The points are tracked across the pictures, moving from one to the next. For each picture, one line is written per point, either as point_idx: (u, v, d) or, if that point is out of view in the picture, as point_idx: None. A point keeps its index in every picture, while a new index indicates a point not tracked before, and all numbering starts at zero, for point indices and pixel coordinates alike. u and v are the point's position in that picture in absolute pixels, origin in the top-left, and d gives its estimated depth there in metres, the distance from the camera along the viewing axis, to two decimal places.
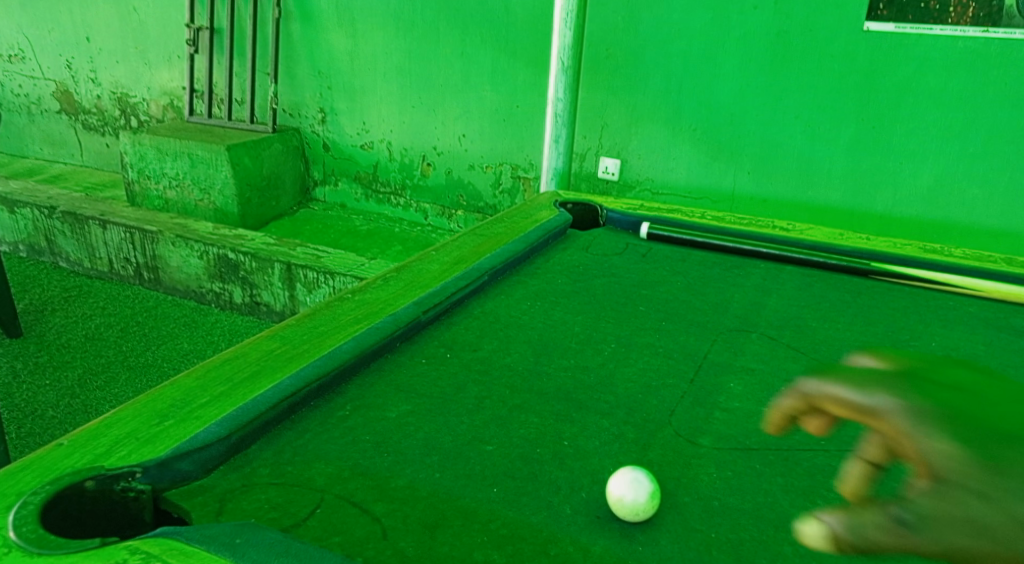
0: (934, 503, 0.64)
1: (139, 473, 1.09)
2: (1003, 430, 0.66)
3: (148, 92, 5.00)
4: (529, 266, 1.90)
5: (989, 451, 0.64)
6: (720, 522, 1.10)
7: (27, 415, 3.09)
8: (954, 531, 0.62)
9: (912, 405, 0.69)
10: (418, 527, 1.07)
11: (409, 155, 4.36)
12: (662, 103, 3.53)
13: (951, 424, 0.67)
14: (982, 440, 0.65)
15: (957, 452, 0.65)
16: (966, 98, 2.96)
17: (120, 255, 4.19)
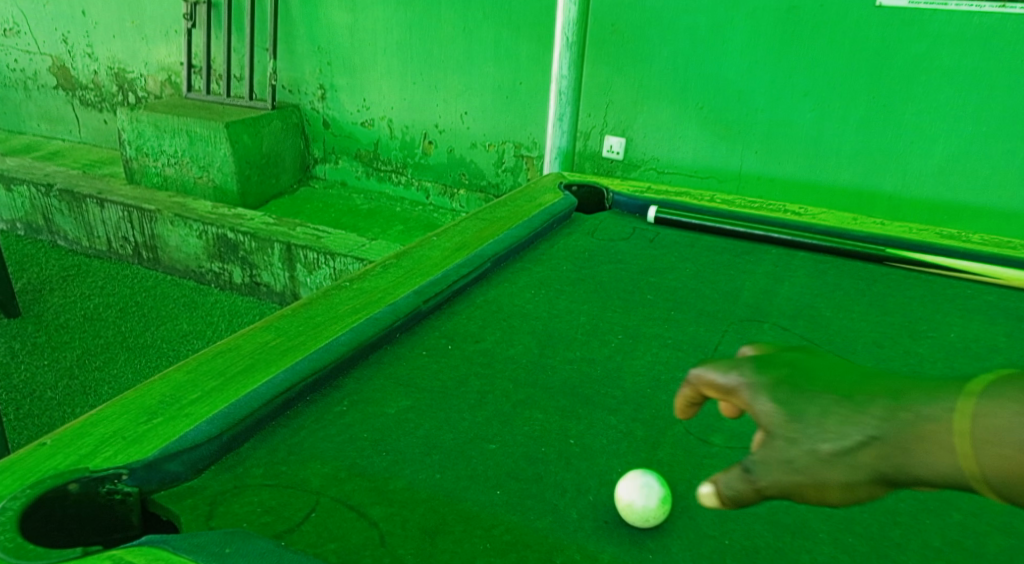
0: (765, 453, 0.82)
1: (126, 475, 1.04)
2: (821, 389, 0.83)
3: (145, 68, 4.91)
4: (533, 252, 1.84)
5: (801, 406, 0.82)
6: (733, 528, 1.05)
7: (25, 396, 3.05)
8: (782, 473, 0.81)
9: (756, 380, 0.86)
10: (418, 533, 1.02)
11: (410, 132, 4.28)
12: (669, 80, 3.44)
13: (777, 390, 0.84)
14: (799, 399, 0.82)
15: (781, 411, 0.82)
16: (982, 76, 2.88)
17: (118, 234, 4.13)
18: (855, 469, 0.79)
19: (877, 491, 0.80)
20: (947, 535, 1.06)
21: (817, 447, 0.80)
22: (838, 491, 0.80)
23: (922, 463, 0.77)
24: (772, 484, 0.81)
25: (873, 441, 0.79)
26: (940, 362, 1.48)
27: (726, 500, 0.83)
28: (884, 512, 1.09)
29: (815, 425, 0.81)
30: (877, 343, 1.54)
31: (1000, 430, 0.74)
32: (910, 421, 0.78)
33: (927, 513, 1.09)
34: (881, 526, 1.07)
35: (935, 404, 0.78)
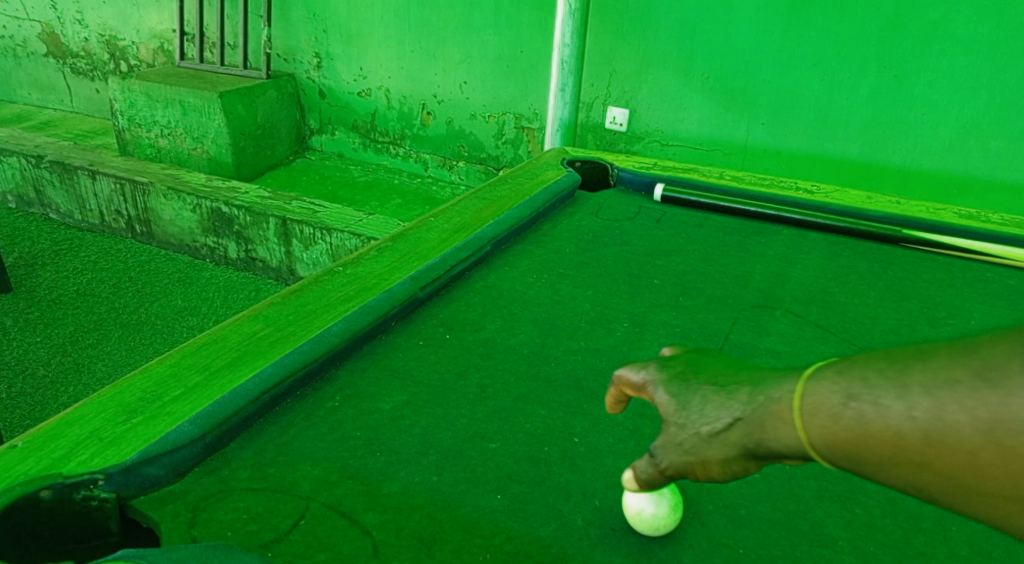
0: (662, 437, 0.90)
1: (101, 480, 0.97)
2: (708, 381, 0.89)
3: (137, 35, 4.78)
4: (535, 234, 1.77)
5: (689, 396, 0.89)
6: (747, 535, 1.00)
7: (17, 373, 3.00)
8: (675, 456, 0.89)
9: (655, 377, 0.93)
10: (413, 542, 0.96)
11: (408, 103, 4.17)
12: (674, 49, 3.33)
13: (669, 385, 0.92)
14: (685, 391, 0.89)
15: (672, 403, 0.90)
16: (997, 45, 2.77)
17: (111, 208, 4.04)
18: (727, 447, 0.84)
19: (751, 465, 0.85)
20: (974, 544, 1.00)
21: (699, 431, 0.86)
22: (717, 468, 0.86)
23: (773, 438, 0.81)
24: (671, 466, 0.89)
25: (738, 422, 0.83)
26: None
27: (640, 482, 0.93)
28: (907, 519, 1.03)
29: (696, 411, 0.87)
30: (895, 331, 1.47)
31: (819, 404, 0.77)
32: (762, 403, 0.82)
33: (951, 519, 1.03)
34: (904, 533, 1.01)
35: (783, 386, 0.81)
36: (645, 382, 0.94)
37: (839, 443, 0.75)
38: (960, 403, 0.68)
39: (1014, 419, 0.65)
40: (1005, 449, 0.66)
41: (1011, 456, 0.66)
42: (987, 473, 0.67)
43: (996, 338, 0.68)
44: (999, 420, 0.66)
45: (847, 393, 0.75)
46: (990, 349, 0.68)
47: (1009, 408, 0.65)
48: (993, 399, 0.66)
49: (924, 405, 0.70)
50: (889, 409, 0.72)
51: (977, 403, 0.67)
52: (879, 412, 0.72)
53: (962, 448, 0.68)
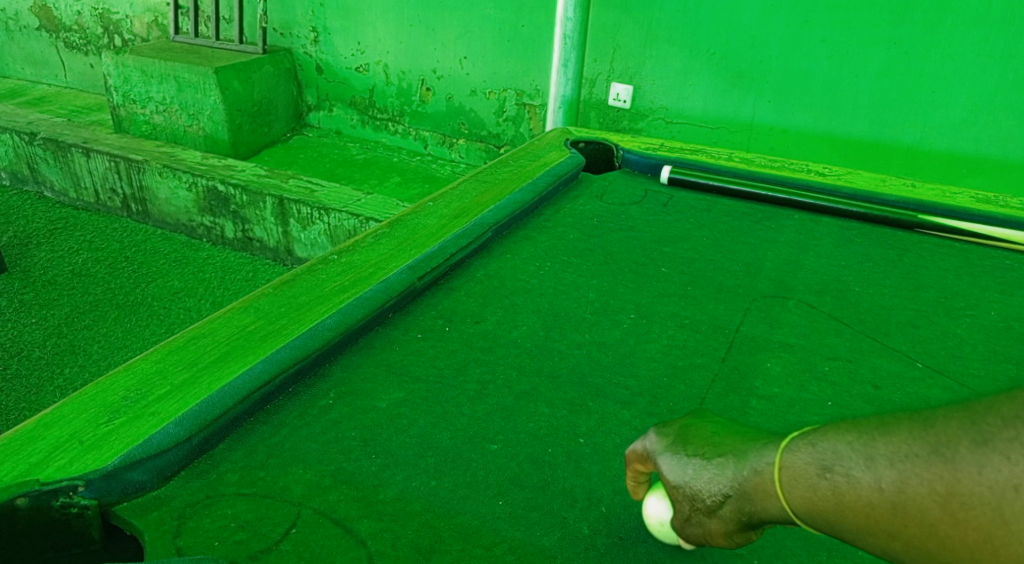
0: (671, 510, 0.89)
1: (82, 487, 0.92)
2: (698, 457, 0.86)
3: (131, 8, 4.68)
4: (537, 219, 1.70)
5: (688, 472, 0.85)
6: (763, 544, 0.95)
7: (12, 355, 2.95)
8: (687, 530, 0.87)
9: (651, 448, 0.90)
10: (411, 552, 0.91)
11: (407, 79, 4.08)
12: (679, 23, 3.24)
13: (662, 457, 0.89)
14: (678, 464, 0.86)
15: (671, 477, 0.87)
16: (1010, 20, 2.69)
17: (105, 185, 3.96)
18: (725, 521, 0.82)
19: (751, 534, 0.83)
20: None
21: (698, 505, 0.84)
22: (724, 538, 0.84)
23: (763, 512, 0.78)
24: (686, 537, 0.88)
25: (729, 499, 0.81)
26: (981, 342, 1.36)
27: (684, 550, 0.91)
28: None
29: (692, 486, 0.85)
30: (911, 323, 1.41)
31: (798, 476, 0.73)
32: (748, 477, 0.79)
33: None
34: None
35: (763, 458, 0.78)
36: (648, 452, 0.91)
37: (820, 511, 0.71)
38: (921, 475, 0.64)
39: (969, 493, 0.62)
40: (962, 523, 0.62)
41: (968, 529, 0.62)
42: (949, 544, 0.64)
43: (954, 412, 0.65)
44: (955, 493, 0.62)
45: (821, 464, 0.71)
46: (946, 424, 0.65)
47: (965, 483, 0.62)
48: (950, 473, 0.63)
49: (889, 477, 0.66)
50: (859, 480, 0.68)
51: (935, 476, 0.64)
52: (851, 483, 0.69)
53: (925, 520, 0.64)
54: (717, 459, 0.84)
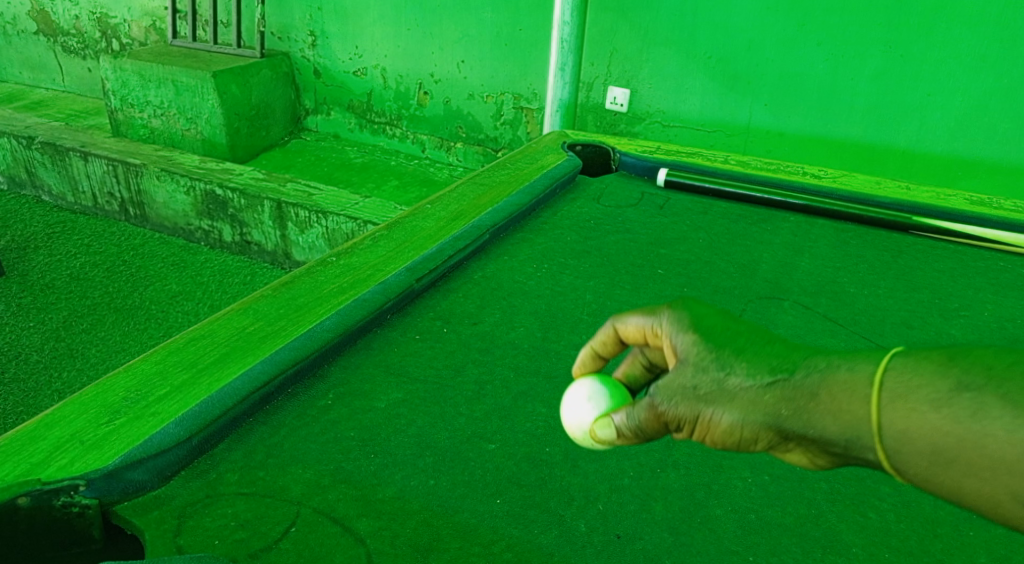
0: (667, 379, 0.80)
1: (83, 486, 0.93)
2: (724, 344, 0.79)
3: (128, 13, 4.69)
4: (535, 221, 1.72)
5: (728, 350, 0.79)
6: (758, 541, 0.96)
7: (10, 360, 2.95)
8: (680, 404, 0.78)
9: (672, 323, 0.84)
10: (409, 550, 0.92)
11: (405, 82, 4.09)
12: (675, 27, 3.26)
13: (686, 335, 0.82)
14: (719, 340, 0.80)
15: (708, 346, 0.79)
16: (1005, 24, 2.71)
17: (103, 189, 3.97)
18: (755, 406, 0.76)
19: (754, 438, 0.77)
20: (993, 551, 0.96)
21: (725, 384, 0.77)
22: (725, 431, 0.77)
23: (820, 411, 0.73)
24: (671, 414, 0.79)
25: (783, 384, 0.75)
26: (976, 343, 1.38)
27: (639, 432, 0.82)
28: (923, 522, 0.99)
29: (727, 361, 0.78)
30: (906, 324, 1.42)
31: (915, 391, 0.69)
32: (819, 374, 0.74)
33: (968, 523, 0.99)
34: (920, 538, 0.97)
35: (847, 362, 0.74)
36: (617, 325, 0.91)
37: (938, 439, 0.67)
38: None
39: None
40: None
41: None
42: None
43: None
44: None
45: (959, 384, 0.67)
46: None
47: None
48: None
49: None
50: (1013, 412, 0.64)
51: None
52: (1002, 413, 0.64)
53: None
54: (761, 352, 0.78)
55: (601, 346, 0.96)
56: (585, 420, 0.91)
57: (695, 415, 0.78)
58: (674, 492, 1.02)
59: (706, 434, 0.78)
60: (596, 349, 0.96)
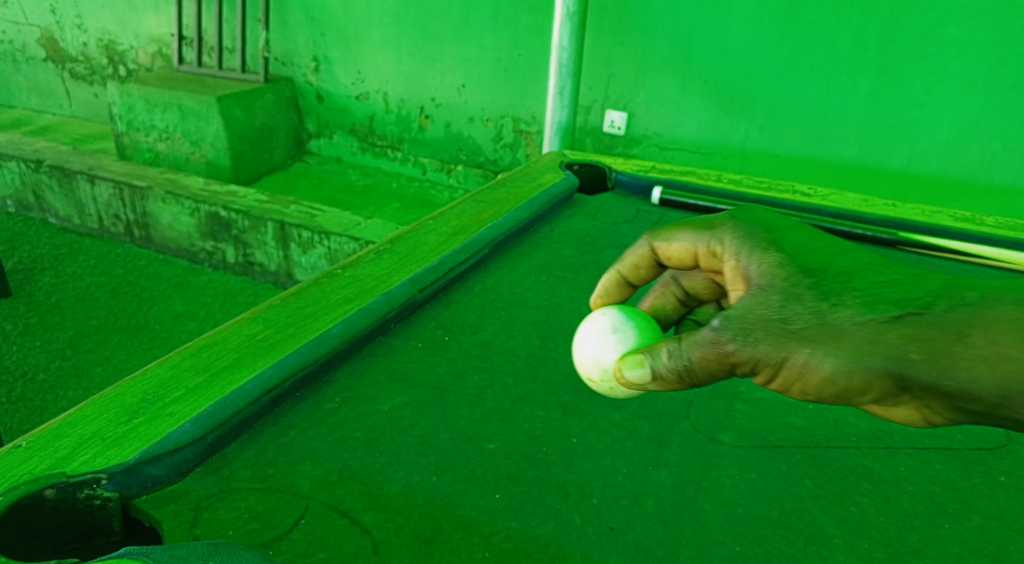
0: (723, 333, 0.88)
1: (105, 479, 0.99)
2: (823, 280, 0.90)
3: (135, 40, 4.80)
4: (533, 236, 1.78)
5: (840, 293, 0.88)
6: (744, 533, 1.01)
7: (17, 378, 3.00)
8: (757, 347, 0.88)
9: (756, 264, 0.96)
10: (412, 541, 0.97)
11: (407, 106, 4.19)
12: (671, 52, 3.35)
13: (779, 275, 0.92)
14: (834, 283, 0.89)
15: (823, 290, 0.88)
16: (992, 50, 2.80)
17: (109, 212, 4.05)
18: (879, 350, 0.84)
19: (855, 384, 0.86)
20: (966, 542, 1.02)
21: (838, 331, 0.86)
22: (822, 376, 0.86)
23: (965, 357, 0.83)
24: (749, 355, 0.88)
25: (921, 329, 0.84)
26: None
27: (708, 371, 0.91)
28: (902, 516, 1.05)
29: (838, 300, 0.87)
30: None
31: None
32: (961, 320, 0.84)
33: (944, 517, 1.05)
34: (898, 530, 1.03)
35: (993, 310, 0.84)
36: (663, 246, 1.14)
37: None
38: None
39: None
40: None
41: None
42: None
43: None
44: None
45: None
46: None
47: None
48: None
49: None
50: None
51: None
52: None
53: None
54: (881, 291, 0.88)
55: (625, 269, 1.18)
56: (603, 355, 1.06)
57: (783, 353, 0.87)
58: (665, 488, 1.07)
59: (789, 376, 0.88)
60: (621, 273, 1.19)
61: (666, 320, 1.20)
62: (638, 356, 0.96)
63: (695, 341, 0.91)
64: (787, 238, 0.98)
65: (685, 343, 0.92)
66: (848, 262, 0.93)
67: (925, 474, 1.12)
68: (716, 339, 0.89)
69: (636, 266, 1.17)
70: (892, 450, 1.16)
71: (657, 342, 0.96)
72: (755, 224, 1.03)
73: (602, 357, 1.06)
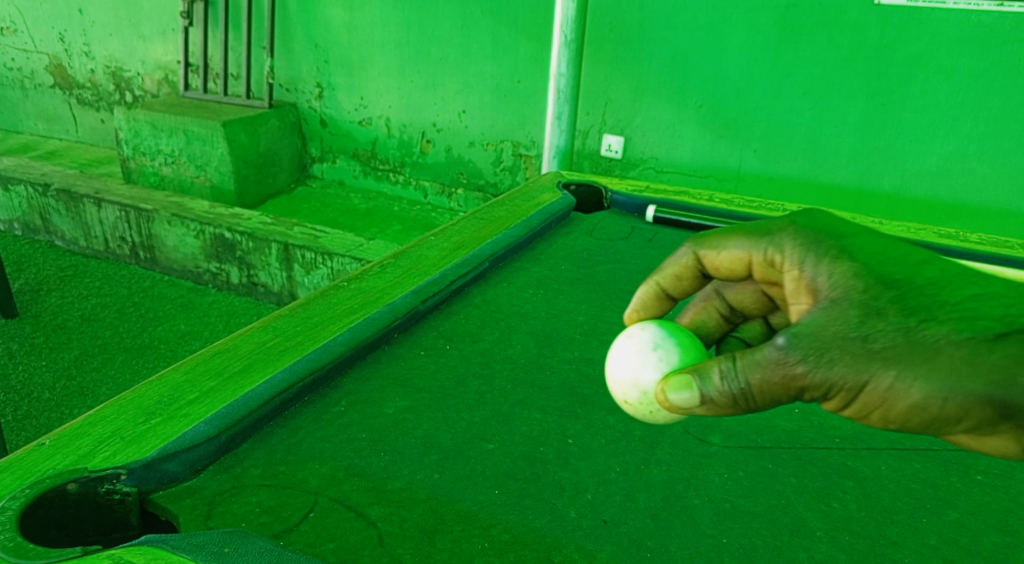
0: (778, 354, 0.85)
1: (124, 475, 1.04)
2: (909, 295, 0.84)
3: (142, 67, 4.90)
4: (532, 252, 1.85)
5: (927, 311, 0.83)
6: (731, 526, 1.06)
7: (24, 397, 3.04)
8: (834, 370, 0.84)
9: (826, 275, 0.91)
10: (416, 532, 1.02)
11: (408, 131, 4.28)
12: (666, 77, 3.44)
13: (857, 286, 0.87)
14: (920, 298, 0.84)
15: (906, 305, 0.84)
16: (978, 74, 2.88)
17: (115, 234, 4.12)
18: (976, 375, 0.79)
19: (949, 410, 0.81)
20: (943, 534, 1.07)
21: (929, 352, 0.81)
22: (911, 402, 0.82)
23: None
24: (825, 377, 0.84)
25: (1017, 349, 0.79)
26: None
27: (778, 393, 0.86)
28: (881, 511, 1.10)
29: (928, 320, 0.82)
30: None
31: None
32: None
33: (923, 512, 1.10)
34: (878, 524, 1.08)
35: None
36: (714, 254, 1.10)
37: None
38: None
39: None
40: None
41: None
42: None
43: None
44: None
45: None
46: None
47: None
48: None
49: None
50: None
51: None
52: None
53: None
54: (975, 310, 0.82)
55: (664, 281, 1.16)
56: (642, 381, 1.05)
57: (863, 375, 0.83)
58: (656, 485, 1.12)
59: (872, 400, 0.84)
60: (659, 286, 1.16)
61: (707, 335, 1.18)
62: (693, 377, 0.92)
63: (759, 362, 0.86)
64: (865, 244, 0.93)
65: (749, 362, 0.87)
66: (935, 274, 0.88)
67: (905, 473, 1.17)
68: (785, 359, 0.85)
69: (675, 276, 1.14)
70: (873, 451, 1.22)
71: (712, 362, 0.91)
72: (818, 231, 0.98)
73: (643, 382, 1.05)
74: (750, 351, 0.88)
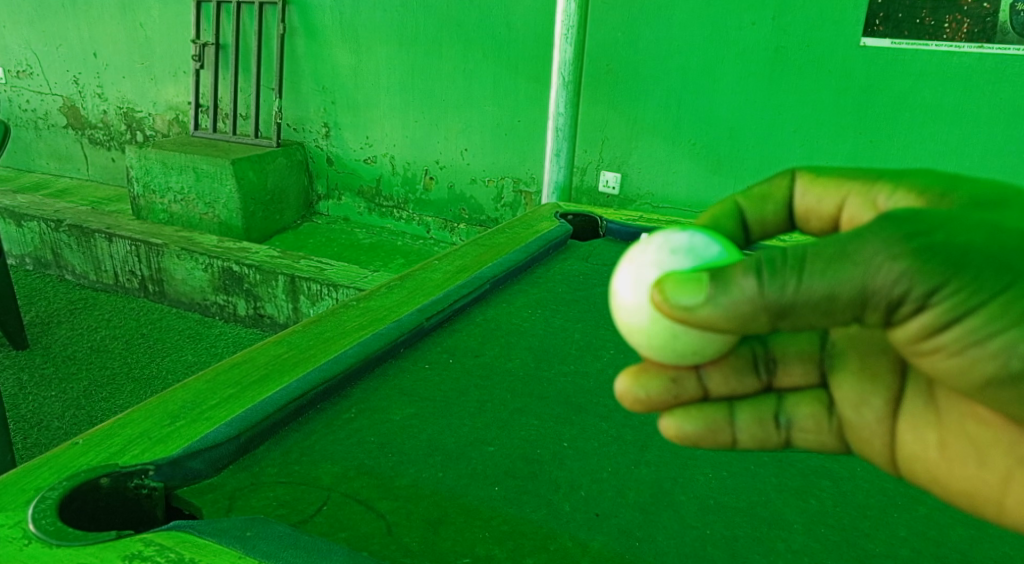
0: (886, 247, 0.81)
1: (152, 471, 1.12)
2: None
3: (154, 107, 5.06)
4: (531, 275, 1.95)
5: None
6: (714, 519, 1.14)
7: (33, 426, 3.10)
8: (941, 270, 0.80)
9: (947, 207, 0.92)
10: (421, 523, 1.10)
11: (412, 168, 4.41)
12: (662, 115, 3.57)
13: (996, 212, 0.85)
14: None
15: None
16: (960, 112, 3.00)
17: (125, 268, 4.23)
18: None
19: None
20: (912, 527, 1.15)
21: None
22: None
23: None
24: (933, 276, 0.80)
25: None
26: None
27: (877, 288, 0.82)
28: (855, 506, 1.18)
29: None
30: None
31: None
32: None
33: (894, 508, 1.18)
34: (851, 518, 1.16)
35: None
36: (813, 186, 1.13)
37: None
38: None
39: None
40: None
41: None
42: None
43: None
44: None
45: None
46: None
47: None
48: None
49: None
50: None
51: None
52: None
53: None
54: None
55: (749, 205, 1.16)
56: (666, 257, 1.00)
57: (997, 280, 0.80)
58: (645, 483, 1.21)
59: (983, 312, 0.81)
60: (741, 209, 1.16)
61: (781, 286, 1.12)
62: (745, 265, 0.85)
63: (853, 251, 0.81)
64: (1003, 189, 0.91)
65: (841, 250, 0.82)
66: None
67: (879, 474, 1.26)
68: (896, 249, 0.80)
69: (761, 199, 1.15)
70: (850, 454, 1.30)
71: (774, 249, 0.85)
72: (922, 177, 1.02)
73: (662, 259, 1.00)
74: (850, 236, 0.82)
